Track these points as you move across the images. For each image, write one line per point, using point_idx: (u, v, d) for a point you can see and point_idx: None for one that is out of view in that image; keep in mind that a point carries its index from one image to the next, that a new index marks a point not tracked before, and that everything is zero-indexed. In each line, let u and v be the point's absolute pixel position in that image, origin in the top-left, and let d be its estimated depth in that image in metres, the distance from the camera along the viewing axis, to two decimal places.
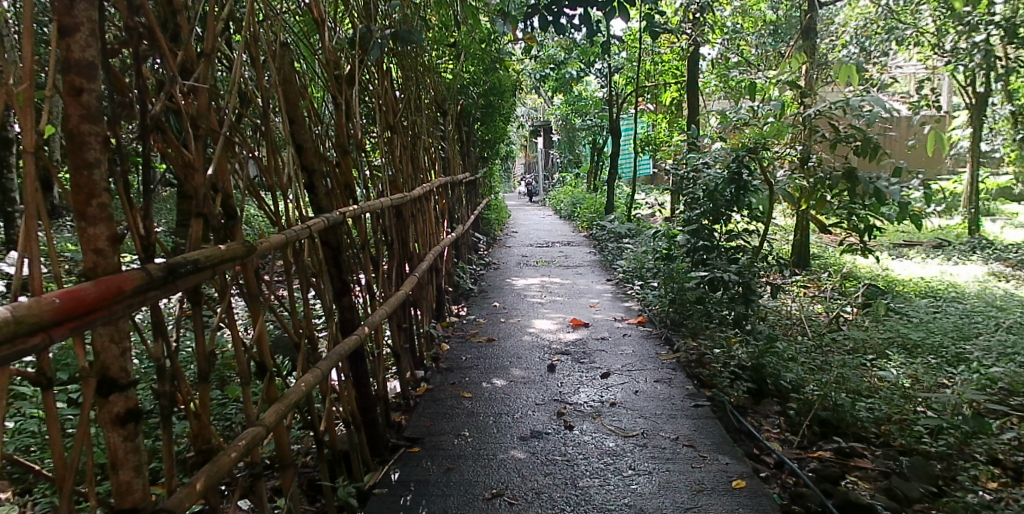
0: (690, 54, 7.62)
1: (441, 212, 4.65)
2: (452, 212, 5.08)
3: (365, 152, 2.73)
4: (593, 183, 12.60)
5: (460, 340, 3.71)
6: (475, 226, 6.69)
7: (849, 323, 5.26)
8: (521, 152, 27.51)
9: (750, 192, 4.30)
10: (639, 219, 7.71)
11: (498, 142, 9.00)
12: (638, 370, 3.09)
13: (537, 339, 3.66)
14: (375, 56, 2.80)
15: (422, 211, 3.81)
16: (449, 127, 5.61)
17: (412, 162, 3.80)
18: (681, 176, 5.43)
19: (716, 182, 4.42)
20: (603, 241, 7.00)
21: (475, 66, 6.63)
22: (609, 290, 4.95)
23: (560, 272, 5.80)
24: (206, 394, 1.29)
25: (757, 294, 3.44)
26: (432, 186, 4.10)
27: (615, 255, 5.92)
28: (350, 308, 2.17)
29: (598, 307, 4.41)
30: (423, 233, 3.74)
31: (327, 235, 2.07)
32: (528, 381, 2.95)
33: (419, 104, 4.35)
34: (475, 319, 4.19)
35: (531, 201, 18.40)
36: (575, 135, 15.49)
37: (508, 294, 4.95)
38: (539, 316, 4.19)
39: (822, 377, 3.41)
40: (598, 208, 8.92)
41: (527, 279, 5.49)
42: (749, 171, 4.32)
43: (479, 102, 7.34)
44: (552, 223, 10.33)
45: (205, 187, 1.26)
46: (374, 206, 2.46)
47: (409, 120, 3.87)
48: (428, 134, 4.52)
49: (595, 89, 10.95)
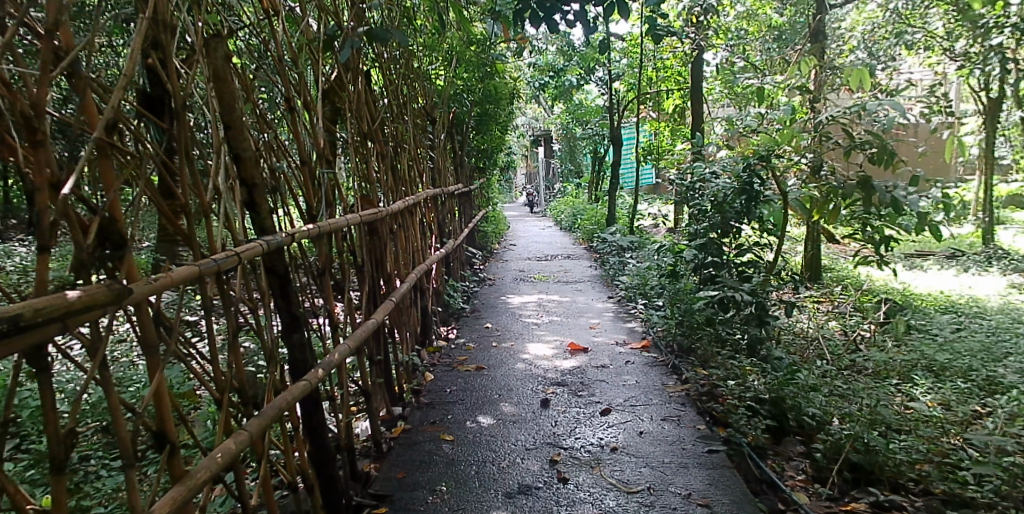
0: (694, 60, 7.32)
1: (429, 226, 4.33)
2: (442, 226, 4.76)
3: (332, 163, 2.41)
4: (594, 193, 12.32)
5: (447, 369, 3.36)
6: (469, 239, 6.38)
7: (869, 343, 4.92)
8: (522, 162, 27.30)
9: (762, 204, 3.99)
10: (642, 230, 7.39)
11: (495, 152, 8.71)
12: (643, 406, 2.74)
13: (530, 367, 3.31)
14: (345, 56, 2.49)
15: (406, 227, 3.49)
16: (439, 136, 5.32)
17: (394, 173, 3.48)
18: (686, 186, 5.12)
19: (725, 193, 4.10)
20: (604, 254, 6.68)
21: (468, 73, 6.36)
22: (611, 309, 4.58)
23: (559, 288, 5.47)
24: (61, 488, 0.95)
25: (772, 315, 3.24)
26: (417, 198, 3.78)
27: (617, 270, 5.59)
28: (301, 347, 1.83)
29: (599, 328, 4.04)
30: (406, 251, 3.42)
31: (270, 262, 1.73)
32: (518, 420, 2.61)
33: (404, 111, 4.05)
34: (464, 343, 3.85)
35: (533, 211, 18.14)
36: (575, 145, 15.24)
37: (502, 313, 4.59)
38: (534, 339, 3.84)
39: (849, 409, 3.06)
40: (599, 220, 8.60)
41: (523, 296, 5.15)
42: (760, 181, 3.99)
43: (474, 111, 7.06)
44: (553, 235, 10.03)
45: (58, 207, 0.93)
46: (337, 224, 2.14)
47: (391, 129, 3.58)
48: (414, 142, 4.22)
49: (596, 97, 10.69)
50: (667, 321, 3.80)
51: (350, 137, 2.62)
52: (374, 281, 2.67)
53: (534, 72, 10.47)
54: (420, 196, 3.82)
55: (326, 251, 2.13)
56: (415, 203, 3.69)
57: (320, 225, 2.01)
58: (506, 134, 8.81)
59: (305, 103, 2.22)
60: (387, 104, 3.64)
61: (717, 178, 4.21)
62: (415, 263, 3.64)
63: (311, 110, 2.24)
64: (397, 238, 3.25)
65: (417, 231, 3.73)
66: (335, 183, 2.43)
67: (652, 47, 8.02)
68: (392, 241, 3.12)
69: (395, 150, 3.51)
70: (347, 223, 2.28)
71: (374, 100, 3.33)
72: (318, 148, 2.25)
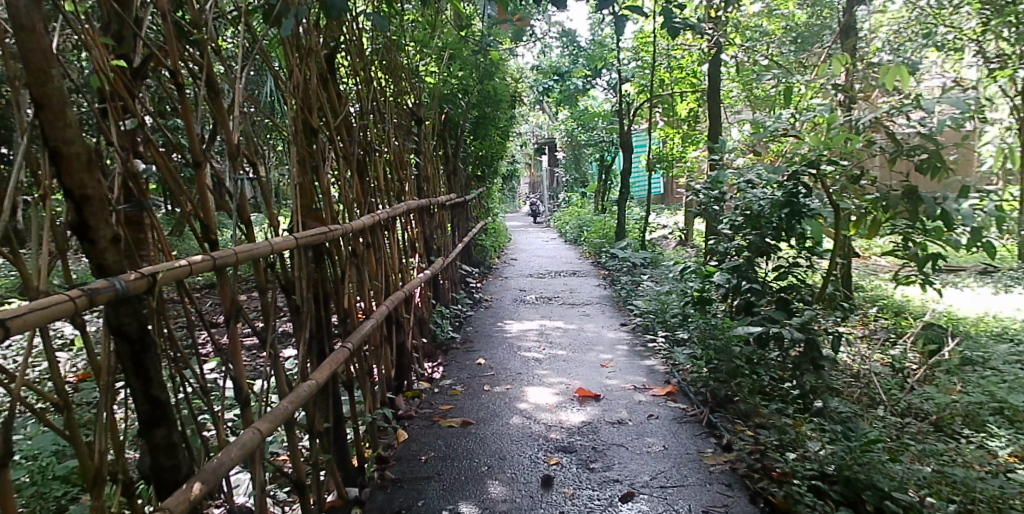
0: (711, 58, 6.71)
1: (411, 243, 3.69)
2: (430, 242, 4.13)
3: (256, 166, 1.78)
4: (601, 203, 11.67)
5: (425, 425, 2.69)
6: (464, 255, 5.76)
7: (925, 378, 4.22)
8: (526, 172, 26.72)
9: (806, 218, 3.32)
10: (654, 245, 6.75)
11: (496, 160, 8.12)
12: (676, 489, 2.08)
13: (528, 423, 2.65)
14: (286, 29, 1.86)
15: (379, 246, 2.86)
16: (428, 139, 4.71)
17: (361, 179, 2.84)
18: (708, 197, 4.48)
19: (762, 205, 3.42)
20: (615, 272, 6.03)
21: (463, 72, 5.77)
22: (624, 339, 3.90)
23: (564, 312, 4.81)
24: None
25: (829, 360, 2.70)
26: (395, 212, 3.15)
27: (629, 292, 4.92)
28: (169, 446, 1.20)
29: (612, 368, 3.37)
30: (378, 276, 2.77)
31: (112, 320, 1.09)
32: (510, 512, 1.95)
33: (380, 107, 3.44)
34: (450, 386, 3.19)
35: (537, 222, 17.54)
36: (581, 153, 14.65)
37: (499, 345, 3.92)
38: (534, 382, 3.17)
39: (938, 485, 2.34)
40: (607, 232, 7.96)
41: (522, 322, 4.50)
42: (806, 191, 3.34)
43: (472, 114, 6.48)
44: (557, 248, 9.40)
45: None
46: (246, 254, 1.49)
47: (359, 126, 2.94)
48: (394, 144, 3.59)
49: (602, 101, 10.08)
50: (694, 357, 3.12)
51: (292, 128, 1.96)
52: (323, 323, 2.03)
53: (537, 76, 9.90)
54: (398, 209, 3.19)
55: (233, 293, 1.50)
56: (392, 217, 3.06)
57: (215, 257, 1.37)
58: (507, 140, 8.22)
59: (210, 81, 1.58)
60: (357, 97, 3.01)
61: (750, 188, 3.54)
62: (390, 291, 3.00)
63: (221, 91, 1.60)
64: (364, 264, 2.60)
65: (395, 250, 3.10)
66: (261, 193, 1.79)
67: (664, 46, 7.42)
68: (354, 266, 2.48)
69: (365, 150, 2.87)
70: (272, 249, 1.65)
71: (335, 90, 2.71)
72: (228, 145, 1.61)
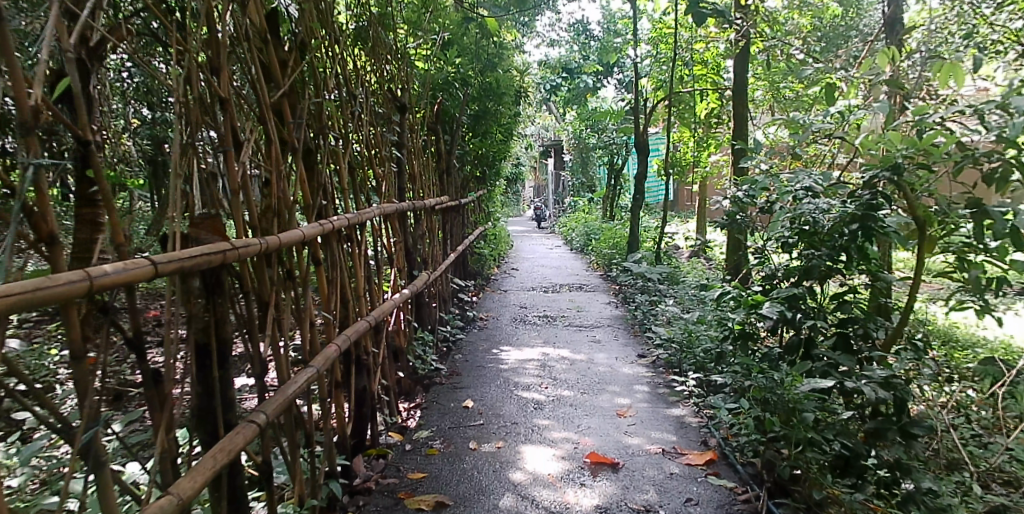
0: (738, 52, 6.06)
1: (387, 256, 3.02)
2: (413, 253, 3.46)
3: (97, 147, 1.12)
4: (609, 209, 11.01)
5: (385, 506, 2.01)
6: (459, 265, 5.10)
7: (1003, 428, 3.53)
8: (532, 175, 26.00)
9: (879, 237, 2.64)
10: (671, 258, 6.09)
11: (500, 161, 7.46)
12: None
13: (523, 508, 1.97)
14: None
15: (335, 263, 2.19)
16: (417, 132, 4.03)
17: (309, 175, 2.17)
18: (744, 207, 3.81)
19: (825, 219, 2.72)
20: (628, 289, 5.36)
21: (461, 59, 5.11)
22: (644, 378, 3.22)
23: (571, 336, 4.13)
24: None
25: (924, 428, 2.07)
26: (361, 218, 2.47)
27: (646, 314, 4.24)
28: None
29: (631, 418, 2.70)
30: (330, 302, 2.10)
31: None
32: None
33: (351, 88, 2.79)
34: (426, 440, 2.52)
35: (540, 227, 16.89)
36: (589, 156, 13.98)
37: (492, 380, 3.24)
38: (533, 439, 2.50)
39: None
40: (618, 241, 7.30)
41: (521, 348, 3.83)
42: (885, 203, 2.65)
43: (471, 108, 5.82)
44: (562, 257, 8.74)
45: None
46: (20, 303, 0.79)
47: (314, 104, 2.27)
48: (367, 134, 2.93)
49: (613, 101, 9.43)
50: (740, 413, 2.43)
51: (174, 90, 1.29)
52: (215, 388, 1.36)
53: (544, 72, 9.29)
54: (366, 213, 2.51)
55: None
56: (357, 224, 2.40)
57: None
58: (512, 140, 7.56)
59: None
60: (314, 71, 2.34)
61: (805, 197, 2.85)
62: (350, 320, 2.33)
63: None
64: (305, 288, 1.93)
65: (361, 266, 2.44)
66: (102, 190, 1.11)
67: (685, 38, 6.76)
68: (289, 291, 1.81)
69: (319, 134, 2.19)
70: (94, 285, 0.96)
71: (277, 56, 2.03)
72: (18, 107, 0.93)
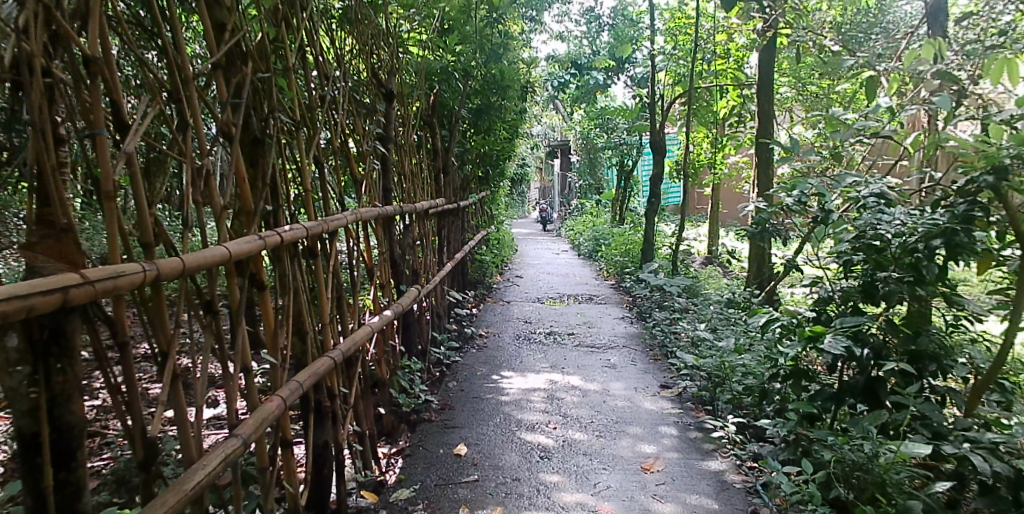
0: (765, 45, 5.56)
1: (368, 269, 2.53)
2: (400, 265, 2.97)
3: None
4: (618, 213, 10.53)
5: None
6: (456, 275, 4.61)
7: None
8: (536, 176, 25.50)
9: (972, 255, 2.14)
10: (689, 268, 5.60)
11: (503, 161, 6.99)
12: None
13: None
14: None
15: (289, 284, 1.71)
16: (410, 126, 3.55)
17: (254, 170, 1.69)
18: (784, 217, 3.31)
19: (902, 232, 2.23)
20: (644, 303, 4.86)
21: (462, 47, 4.63)
22: (671, 417, 2.72)
23: (581, 359, 3.63)
24: None
25: None
26: (329, 225, 1.97)
27: (667, 336, 3.74)
28: None
29: (659, 474, 2.20)
30: (277, 336, 1.62)
31: None
32: None
33: (324, 68, 2.30)
34: (407, 505, 2.02)
35: (545, 230, 16.43)
36: (597, 157, 13.50)
37: (490, 417, 2.74)
38: (540, 504, 2.00)
39: None
40: (630, 248, 6.81)
41: (525, 374, 3.33)
42: (981, 213, 2.15)
43: (472, 102, 5.33)
44: (569, 263, 8.26)
45: None
46: None
47: (265, 80, 1.78)
48: (344, 124, 2.44)
49: (623, 99, 8.95)
50: (800, 477, 1.94)
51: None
52: (50, 501, 0.88)
53: (552, 68, 8.81)
54: (337, 220, 2.02)
55: None
56: (322, 234, 1.92)
57: None
58: (517, 139, 7.09)
59: None
60: (271, 41, 1.85)
61: (876, 206, 2.34)
62: (310, 355, 1.84)
63: None
64: (237, 323, 1.44)
65: (326, 285, 1.96)
66: None
67: (705, 29, 6.27)
68: (211, 329, 1.33)
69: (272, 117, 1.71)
70: None
71: (211, 14, 1.53)
72: None
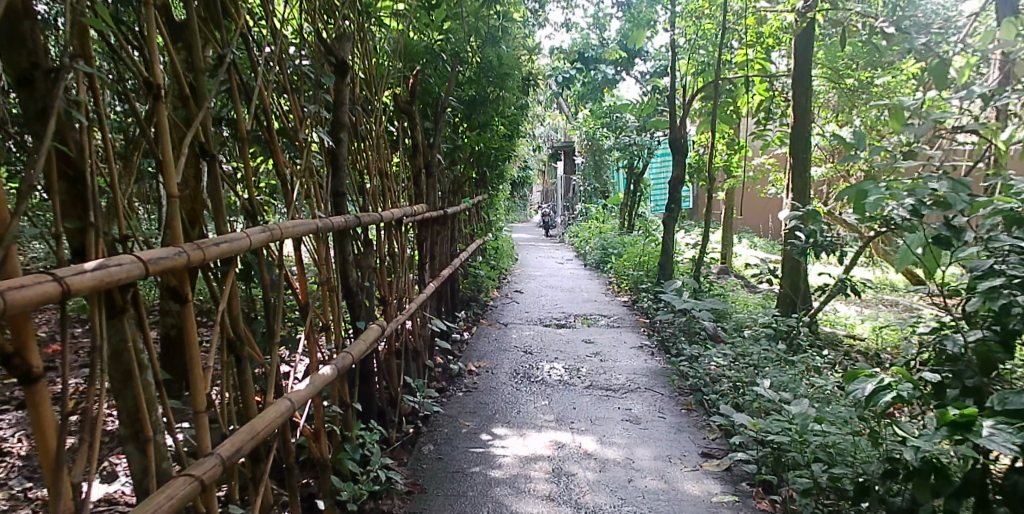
0: (802, 28, 4.86)
1: (302, 307, 1.78)
2: (356, 294, 2.22)
3: None
4: (627, 219, 9.82)
5: None
6: (442, 296, 3.88)
7: None
8: (538, 179, 24.86)
9: None
10: (714, 286, 4.88)
11: (503, 162, 6.26)
12: None
13: None
14: None
15: (96, 363, 0.96)
16: (381, 115, 2.83)
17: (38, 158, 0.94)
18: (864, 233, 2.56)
19: None
20: (666, 329, 4.14)
21: (452, 25, 3.90)
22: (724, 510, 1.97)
23: (595, 406, 2.89)
24: None
25: None
26: (202, 251, 1.22)
27: (701, 381, 3.00)
28: None
29: None
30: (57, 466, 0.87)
31: None
32: None
33: (236, 19, 1.57)
34: None
35: (549, 236, 15.74)
36: (603, 159, 12.81)
37: (474, 509, 1.99)
38: None
39: None
40: (644, 260, 6.10)
41: (524, 432, 2.58)
42: None
43: (466, 93, 4.63)
44: (574, 275, 7.54)
45: None
46: None
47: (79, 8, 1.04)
48: (265, 100, 1.69)
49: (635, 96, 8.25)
50: None
51: None
52: None
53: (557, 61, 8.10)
54: (220, 245, 1.27)
55: None
56: (184, 268, 1.17)
57: None
58: (518, 137, 6.37)
59: None
60: None
61: None
62: (155, 473, 1.10)
63: None
64: None
65: (197, 348, 1.21)
66: None
67: (732, 11, 5.54)
68: None
69: (71, 64, 0.96)
70: None
71: None
72: None
